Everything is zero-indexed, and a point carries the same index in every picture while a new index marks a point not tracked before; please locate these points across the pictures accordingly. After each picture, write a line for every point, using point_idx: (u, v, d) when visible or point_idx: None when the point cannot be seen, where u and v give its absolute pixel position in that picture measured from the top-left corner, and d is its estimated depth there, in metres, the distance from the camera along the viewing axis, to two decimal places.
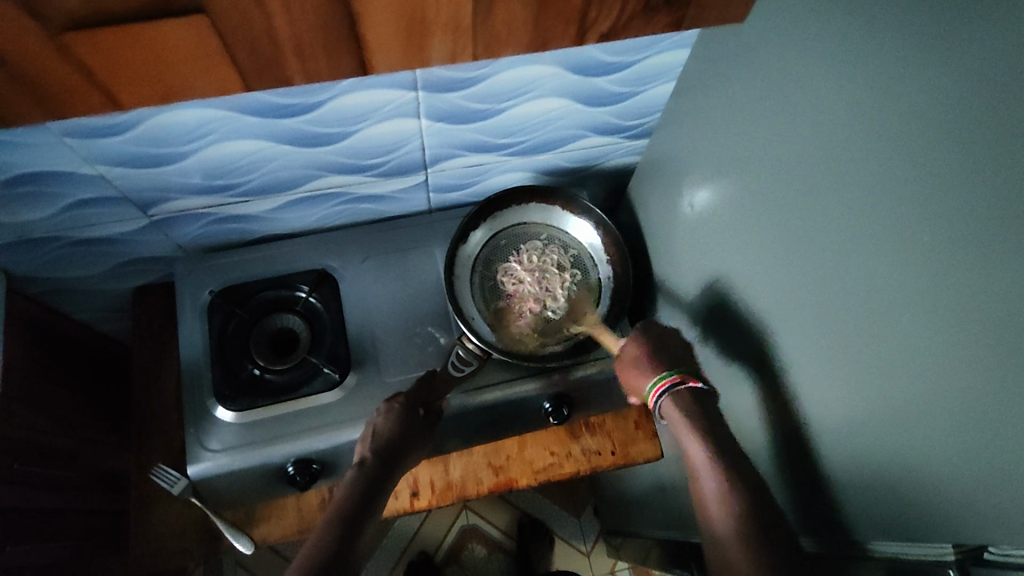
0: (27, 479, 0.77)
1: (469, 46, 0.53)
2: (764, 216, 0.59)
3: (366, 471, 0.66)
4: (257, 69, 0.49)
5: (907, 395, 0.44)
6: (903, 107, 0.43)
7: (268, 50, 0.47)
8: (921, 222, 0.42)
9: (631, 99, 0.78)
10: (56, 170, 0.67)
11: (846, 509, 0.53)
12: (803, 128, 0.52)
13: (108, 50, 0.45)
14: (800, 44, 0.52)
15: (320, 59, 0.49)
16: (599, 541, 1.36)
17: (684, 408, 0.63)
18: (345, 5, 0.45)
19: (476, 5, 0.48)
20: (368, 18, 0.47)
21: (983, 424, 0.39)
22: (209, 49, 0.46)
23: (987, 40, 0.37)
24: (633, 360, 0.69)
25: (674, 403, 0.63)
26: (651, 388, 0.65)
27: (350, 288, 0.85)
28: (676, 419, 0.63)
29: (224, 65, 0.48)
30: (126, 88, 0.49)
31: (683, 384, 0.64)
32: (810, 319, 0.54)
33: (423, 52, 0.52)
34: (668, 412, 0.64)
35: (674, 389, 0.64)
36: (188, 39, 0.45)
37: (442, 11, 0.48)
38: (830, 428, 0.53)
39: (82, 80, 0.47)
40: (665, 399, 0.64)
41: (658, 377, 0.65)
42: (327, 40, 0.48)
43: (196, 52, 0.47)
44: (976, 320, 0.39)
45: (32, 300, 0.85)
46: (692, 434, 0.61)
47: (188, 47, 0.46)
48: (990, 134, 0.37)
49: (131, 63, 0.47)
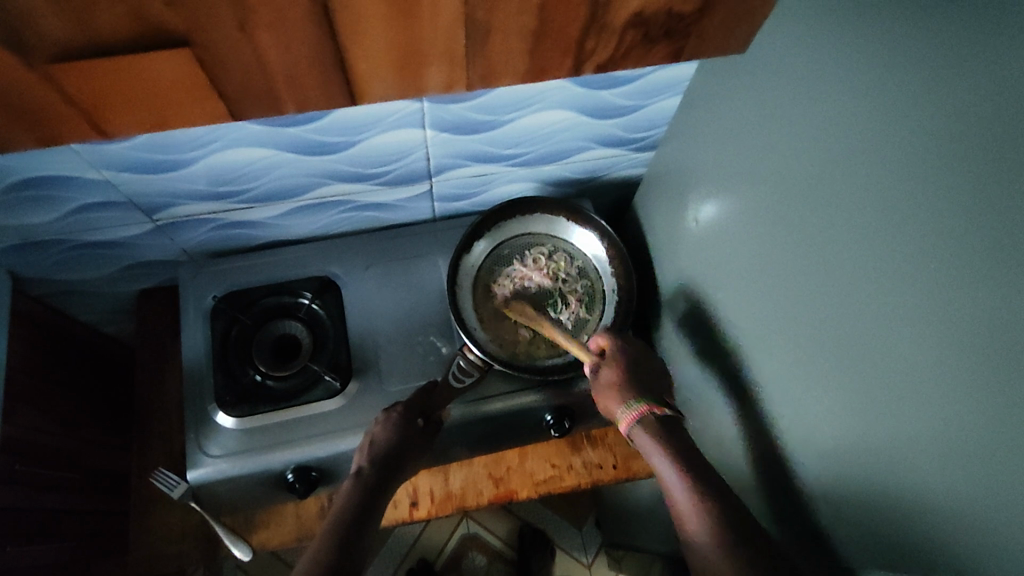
0: (29, 480, 0.78)
1: (464, 76, 0.52)
2: (769, 235, 0.58)
3: (362, 483, 0.66)
4: (246, 96, 0.49)
5: (910, 423, 0.43)
6: (911, 129, 0.42)
7: (256, 74, 0.47)
8: (925, 248, 0.41)
9: (638, 112, 0.77)
10: (62, 175, 0.67)
11: (845, 534, 0.52)
12: (809, 147, 0.51)
13: (98, 80, 0.44)
14: (806, 63, 0.51)
15: (312, 83, 0.49)
16: (601, 553, 1.35)
17: (654, 434, 0.64)
18: (332, 36, 0.45)
19: (471, 35, 0.48)
20: (361, 45, 0.46)
21: (990, 456, 0.38)
22: (197, 76, 0.46)
23: (993, 68, 0.37)
24: (606, 389, 0.70)
25: (643, 430, 0.64)
26: (622, 417, 0.67)
27: (353, 296, 0.85)
28: (647, 447, 0.64)
29: (213, 93, 0.48)
30: (118, 115, 0.49)
31: (652, 411, 0.65)
32: (814, 340, 0.53)
33: (418, 80, 0.51)
34: (639, 441, 0.65)
35: (643, 419, 0.65)
36: (174, 69, 0.45)
37: (435, 40, 0.47)
38: (831, 453, 0.52)
39: (73, 110, 0.47)
40: (635, 428, 0.65)
41: (628, 407, 0.67)
42: (317, 65, 0.47)
43: (185, 80, 0.46)
44: (982, 351, 0.38)
45: (37, 301, 0.86)
46: (662, 457, 0.62)
47: (176, 76, 0.46)
48: (1001, 160, 0.36)
49: (121, 94, 0.46)
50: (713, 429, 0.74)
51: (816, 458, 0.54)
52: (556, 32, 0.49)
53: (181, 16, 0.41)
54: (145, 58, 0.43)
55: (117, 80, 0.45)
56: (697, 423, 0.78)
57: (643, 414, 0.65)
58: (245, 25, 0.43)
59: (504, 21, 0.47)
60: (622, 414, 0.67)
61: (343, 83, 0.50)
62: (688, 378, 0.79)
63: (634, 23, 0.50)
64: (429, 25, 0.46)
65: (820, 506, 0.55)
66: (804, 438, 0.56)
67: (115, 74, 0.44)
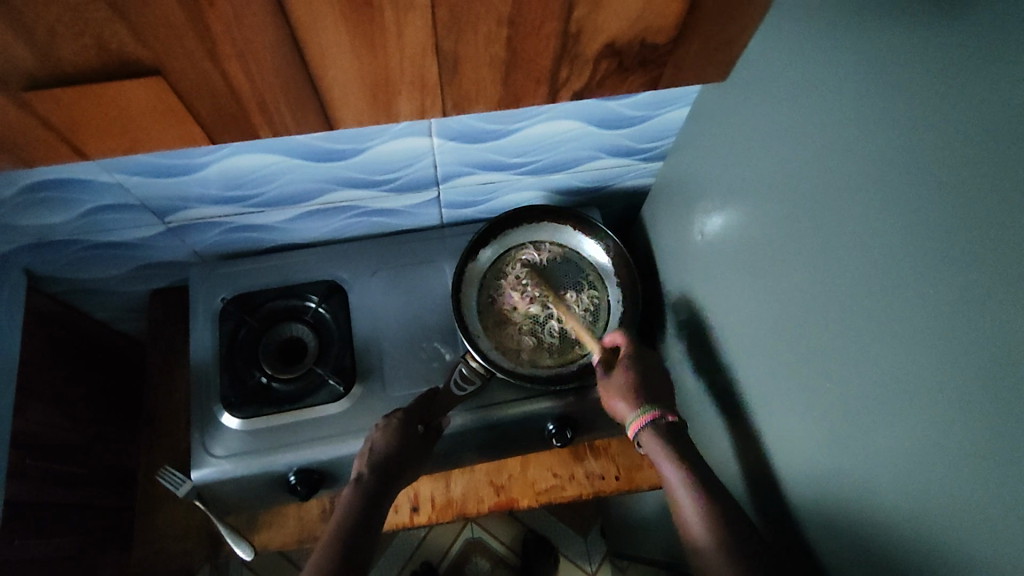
0: (39, 474, 0.79)
1: (437, 102, 0.53)
2: (774, 251, 0.57)
3: (362, 489, 0.67)
4: (219, 122, 0.50)
5: (904, 447, 0.43)
6: (910, 149, 0.42)
7: (227, 102, 0.48)
8: (926, 272, 0.41)
9: (646, 124, 0.77)
10: (77, 178, 0.68)
11: (843, 559, 0.51)
12: (812, 164, 0.51)
13: (75, 105, 0.46)
14: (809, 80, 0.51)
15: (285, 106, 0.50)
16: (604, 562, 1.34)
17: (662, 439, 0.66)
18: (304, 68, 0.46)
19: (440, 63, 0.48)
20: (332, 77, 0.48)
21: (985, 481, 0.37)
22: (168, 104, 0.47)
23: (995, 95, 0.36)
24: (617, 389, 0.71)
25: (653, 435, 0.67)
26: (632, 420, 0.69)
27: (360, 300, 0.85)
28: (654, 450, 0.67)
29: (186, 119, 0.49)
30: (95, 140, 0.51)
31: (663, 418, 0.68)
32: (817, 361, 0.52)
33: (390, 107, 0.52)
34: (645, 443, 0.68)
35: (654, 424, 0.67)
36: (146, 96, 0.46)
37: (405, 68, 0.48)
38: (829, 471, 0.52)
39: (50, 133, 0.49)
40: (644, 433, 0.68)
41: (639, 410, 0.69)
42: (289, 94, 0.48)
43: (156, 107, 0.48)
44: (977, 377, 0.37)
45: (52, 298, 0.88)
46: (669, 460, 0.64)
47: (148, 103, 0.47)
48: (996, 184, 0.36)
49: (95, 120, 0.48)
50: (714, 443, 0.73)
51: (815, 481, 0.54)
52: (527, 62, 0.50)
53: (150, 48, 0.42)
54: (119, 86, 0.44)
55: (91, 107, 0.46)
56: (700, 437, 0.77)
57: (654, 420, 0.68)
58: (215, 57, 0.43)
59: (472, 50, 0.48)
60: (632, 418, 0.69)
61: (318, 109, 0.51)
62: (691, 390, 0.79)
63: (608, 53, 0.51)
64: (397, 54, 0.46)
65: (818, 528, 0.54)
66: (804, 458, 0.55)
67: (89, 101, 0.46)
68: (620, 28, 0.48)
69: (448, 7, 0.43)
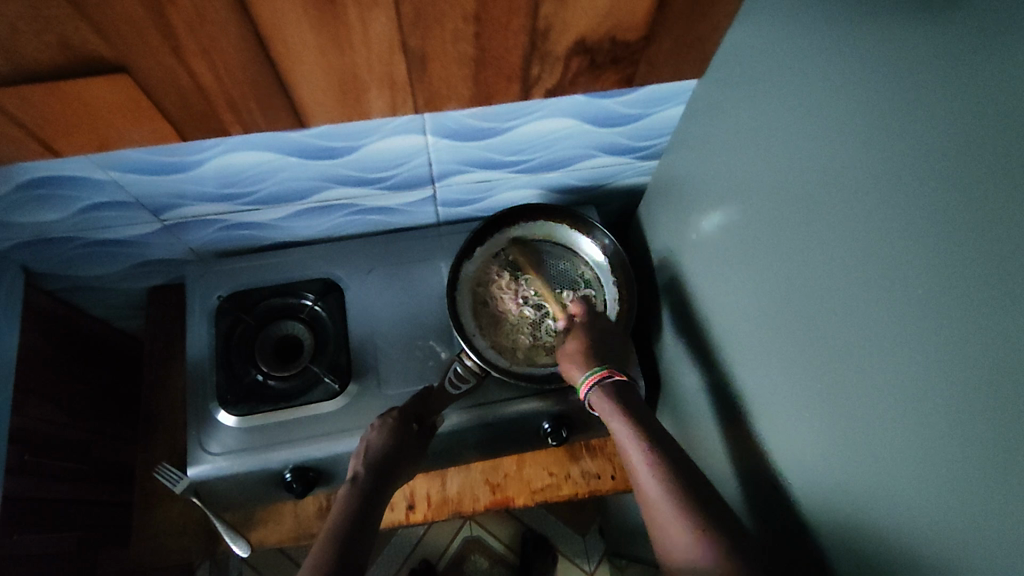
0: (37, 470, 0.80)
1: (408, 98, 0.54)
2: (769, 251, 0.57)
3: (358, 486, 0.67)
4: (190, 117, 0.51)
5: (901, 447, 0.43)
6: (904, 149, 0.41)
7: (192, 98, 0.49)
8: (919, 271, 0.41)
9: (641, 121, 0.77)
10: (73, 176, 0.69)
11: (838, 559, 0.51)
12: (807, 164, 0.51)
13: (47, 103, 0.47)
14: (804, 78, 0.51)
15: (250, 102, 0.50)
16: (603, 561, 1.34)
17: (612, 397, 0.67)
18: (269, 65, 0.47)
19: (408, 61, 0.49)
20: (297, 75, 0.48)
21: (985, 487, 0.37)
22: (136, 101, 0.48)
23: (983, 94, 0.36)
24: (570, 353, 0.72)
25: (602, 395, 0.67)
26: (582, 381, 0.70)
27: (356, 299, 0.85)
28: (606, 413, 0.66)
29: (156, 114, 0.50)
30: (66, 139, 0.52)
31: (611, 376, 0.69)
32: (811, 360, 0.52)
33: (358, 103, 0.53)
34: (596, 405, 0.68)
35: (603, 383, 0.68)
36: (116, 92, 0.47)
37: (372, 67, 0.49)
38: (826, 471, 0.51)
39: (22, 132, 0.50)
40: (594, 394, 0.68)
41: (589, 371, 0.70)
42: (255, 88, 0.49)
43: (125, 105, 0.49)
44: (973, 381, 0.37)
45: (50, 296, 0.88)
46: (617, 417, 0.64)
47: (117, 101, 0.48)
48: (991, 186, 0.36)
49: (65, 119, 0.49)
50: (711, 444, 0.73)
51: (812, 483, 0.54)
52: (509, 57, 0.50)
53: (113, 47, 0.42)
54: (86, 85, 0.45)
55: (65, 107, 0.47)
56: (696, 437, 0.77)
57: (603, 379, 0.69)
58: (179, 55, 0.44)
59: (454, 47, 0.48)
60: (582, 378, 0.70)
61: (286, 105, 0.52)
62: (688, 390, 0.79)
63: (577, 51, 0.52)
64: (362, 53, 0.47)
65: (812, 528, 0.54)
66: (801, 459, 0.55)
67: (62, 100, 0.47)
68: (608, 24, 0.48)
69: (413, 6, 0.43)
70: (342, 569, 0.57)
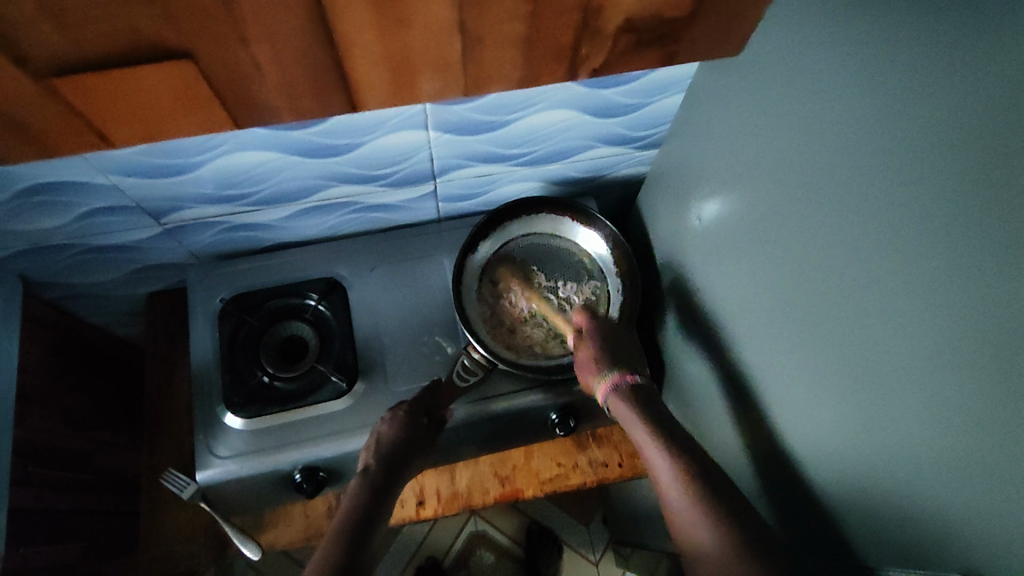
0: (43, 482, 0.79)
1: (457, 82, 0.49)
2: (772, 234, 0.59)
3: (371, 478, 0.67)
4: (239, 102, 0.47)
5: (919, 416, 0.44)
6: (918, 129, 0.42)
7: (245, 79, 0.44)
8: (931, 246, 0.42)
9: (641, 111, 0.78)
10: (71, 181, 0.68)
11: (858, 533, 0.52)
12: (815, 147, 0.52)
13: (96, 89, 0.42)
14: (812, 61, 0.52)
15: (303, 90, 0.47)
16: (608, 550, 1.36)
17: (627, 401, 0.67)
18: (329, 47, 0.43)
19: (464, 44, 0.45)
20: (355, 61, 0.45)
21: (999, 448, 0.38)
22: (191, 83, 0.44)
23: (995, 70, 0.37)
24: (584, 363, 0.72)
25: (617, 397, 0.68)
26: (597, 386, 0.70)
27: (360, 297, 0.85)
28: (621, 413, 0.67)
29: (208, 101, 0.46)
30: (113, 121, 0.46)
31: (624, 380, 0.69)
32: (819, 337, 0.53)
33: (410, 90, 0.49)
34: (612, 407, 0.68)
35: (616, 387, 0.68)
36: (173, 80, 0.43)
37: (426, 54, 0.45)
38: (839, 447, 0.53)
39: (67, 119, 0.45)
40: (610, 395, 0.68)
41: (602, 376, 0.70)
42: (310, 76, 0.45)
43: (177, 89, 0.44)
44: (984, 347, 0.39)
45: (47, 304, 0.87)
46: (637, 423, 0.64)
47: (169, 85, 0.43)
48: (1001, 159, 0.37)
49: (116, 104, 0.44)
50: (720, 429, 0.74)
51: (825, 458, 0.55)
52: None
53: (176, 27, 0.39)
54: (141, 70, 0.41)
55: (116, 91, 0.43)
56: (704, 423, 0.78)
57: (616, 383, 0.69)
58: (240, 33, 0.40)
59: None
60: (596, 384, 0.70)
61: None
62: (693, 376, 0.80)
63: None
64: (421, 40, 0.44)
65: (828, 504, 0.55)
66: (814, 435, 0.56)
67: (111, 84, 0.42)
68: None
69: None
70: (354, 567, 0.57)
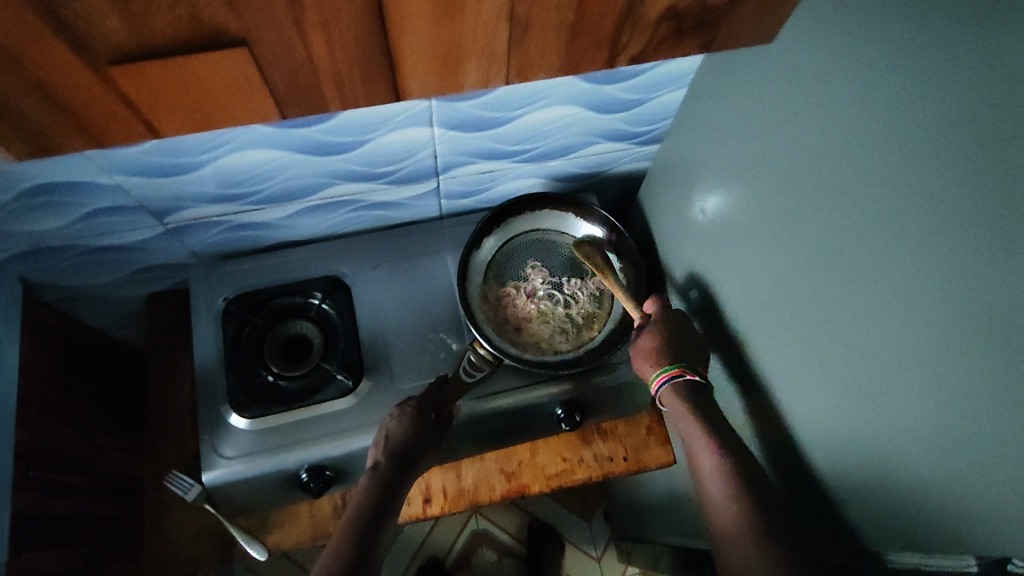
0: (46, 486, 0.78)
1: (501, 70, 0.48)
2: (775, 227, 0.59)
3: (380, 474, 0.67)
4: (294, 94, 0.45)
5: (923, 402, 0.44)
6: (919, 118, 0.43)
7: (305, 74, 0.44)
8: (935, 234, 0.42)
9: (642, 106, 0.78)
10: (74, 181, 0.68)
11: (867, 520, 0.53)
12: (815, 139, 0.53)
13: (152, 82, 0.42)
14: (814, 53, 0.52)
15: (355, 82, 0.46)
16: (610, 546, 1.36)
17: (681, 398, 0.67)
18: (385, 33, 0.42)
19: (511, 31, 0.44)
20: (405, 46, 0.43)
21: (996, 431, 0.39)
22: (248, 78, 0.43)
23: (996, 59, 0.38)
24: (642, 351, 0.72)
25: (673, 394, 0.67)
26: (655, 376, 0.69)
27: (363, 295, 0.85)
28: (675, 408, 0.67)
29: (260, 91, 0.44)
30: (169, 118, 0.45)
31: (683, 376, 0.67)
32: (824, 327, 0.54)
33: (457, 79, 0.48)
34: (666, 399, 0.69)
35: (675, 381, 0.67)
36: (229, 72, 0.42)
37: (477, 40, 0.45)
38: (843, 434, 0.53)
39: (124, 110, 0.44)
40: (666, 388, 0.68)
41: (662, 367, 0.69)
42: (365, 68, 0.45)
43: (231, 84, 0.43)
44: (980, 330, 0.39)
45: (46, 307, 0.86)
46: (689, 424, 0.65)
47: (223, 79, 0.42)
48: (1002, 146, 0.37)
49: (173, 100, 0.44)
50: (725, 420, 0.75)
51: (831, 446, 0.55)
52: None
53: (240, 19, 0.38)
54: (200, 62, 0.40)
55: (173, 84, 0.42)
56: None
57: (675, 378, 0.68)
58: (300, 27, 0.39)
59: None
60: (654, 375, 0.70)
61: None
62: None
63: None
64: (472, 26, 0.43)
65: (836, 491, 0.56)
66: (819, 424, 0.57)
67: (167, 76, 0.41)
68: None
69: None
70: (356, 566, 0.57)
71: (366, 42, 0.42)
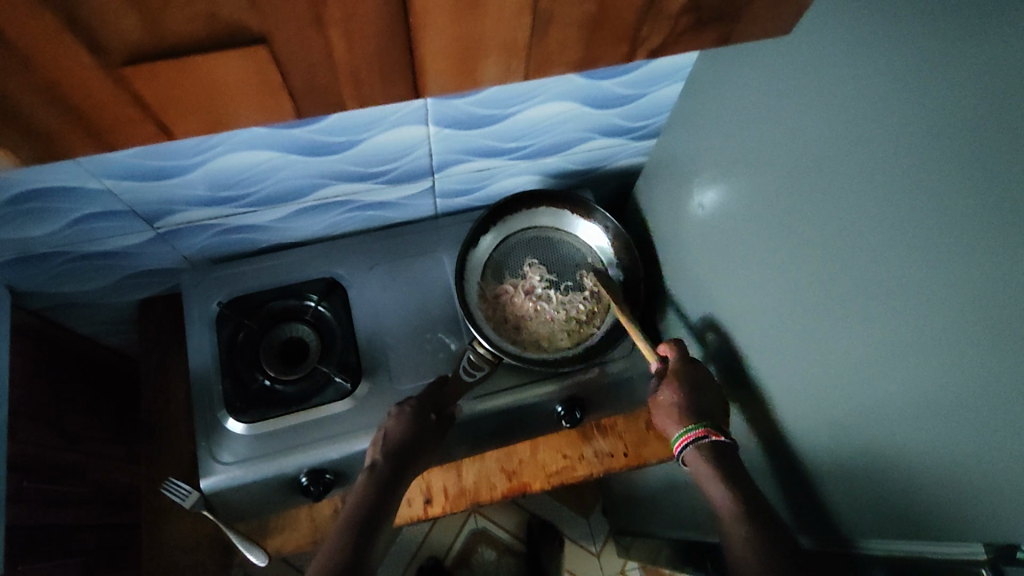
0: (42, 497, 0.77)
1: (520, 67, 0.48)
2: (772, 219, 0.59)
3: (377, 473, 0.66)
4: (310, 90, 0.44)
5: (921, 389, 0.44)
6: (916, 106, 0.43)
7: (324, 73, 0.43)
8: (932, 221, 0.42)
9: (637, 101, 0.78)
10: (65, 186, 0.66)
11: (868, 509, 0.53)
12: (813, 131, 0.52)
13: (163, 84, 0.41)
14: (811, 43, 0.52)
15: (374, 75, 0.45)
16: (609, 541, 1.37)
17: (709, 461, 0.63)
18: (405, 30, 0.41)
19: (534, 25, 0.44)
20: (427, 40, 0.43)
21: (995, 417, 0.39)
22: (263, 76, 0.42)
23: (994, 45, 0.38)
24: (663, 408, 0.69)
25: (697, 455, 0.64)
26: (677, 437, 0.66)
27: (359, 296, 0.84)
28: (699, 471, 0.63)
29: (273, 91, 0.43)
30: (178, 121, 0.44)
31: (707, 437, 0.64)
32: (821, 318, 0.54)
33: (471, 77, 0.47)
34: (689, 460, 0.65)
35: (699, 442, 0.64)
36: (240, 71, 0.41)
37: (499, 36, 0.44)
38: (846, 426, 0.53)
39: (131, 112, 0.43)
40: (689, 449, 0.65)
41: (685, 428, 0.66)
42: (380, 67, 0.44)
43: (242, 83, 0.42)
44: (979, 317, 0.39)
45: (34, 314, 0.84)
46: (716, 483, 0.61)
47: (237, 78, 0.41)
48: (1000, 132, 0.37)
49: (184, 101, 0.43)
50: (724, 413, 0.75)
51: (831, 436, 0.55)
52: None
53: (257, 12, 0.37)
54: (211, 60, 0.39)
55: (184, 84, 0.41)
56: None
57: (698, 439, 0.64)
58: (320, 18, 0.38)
59: None
60: (677, 436, 0.66)
61: None
62: None
63: None
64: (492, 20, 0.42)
65: (837, 481, 0.56)
66: (819, 415, 0.57)
67: (176, 77, 0.40)
68: None
69: None
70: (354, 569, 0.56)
71: (378, 40, 0.41)
